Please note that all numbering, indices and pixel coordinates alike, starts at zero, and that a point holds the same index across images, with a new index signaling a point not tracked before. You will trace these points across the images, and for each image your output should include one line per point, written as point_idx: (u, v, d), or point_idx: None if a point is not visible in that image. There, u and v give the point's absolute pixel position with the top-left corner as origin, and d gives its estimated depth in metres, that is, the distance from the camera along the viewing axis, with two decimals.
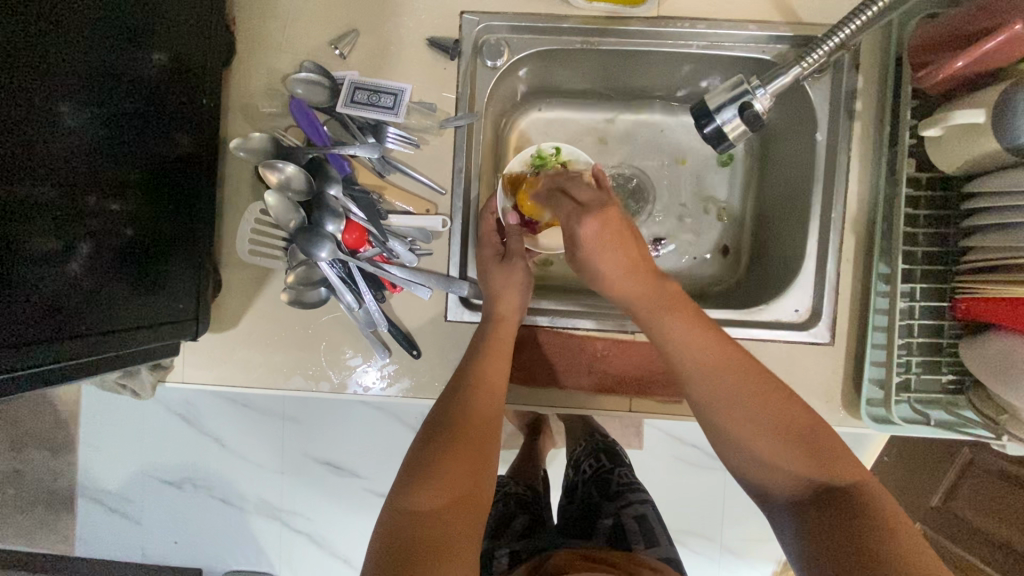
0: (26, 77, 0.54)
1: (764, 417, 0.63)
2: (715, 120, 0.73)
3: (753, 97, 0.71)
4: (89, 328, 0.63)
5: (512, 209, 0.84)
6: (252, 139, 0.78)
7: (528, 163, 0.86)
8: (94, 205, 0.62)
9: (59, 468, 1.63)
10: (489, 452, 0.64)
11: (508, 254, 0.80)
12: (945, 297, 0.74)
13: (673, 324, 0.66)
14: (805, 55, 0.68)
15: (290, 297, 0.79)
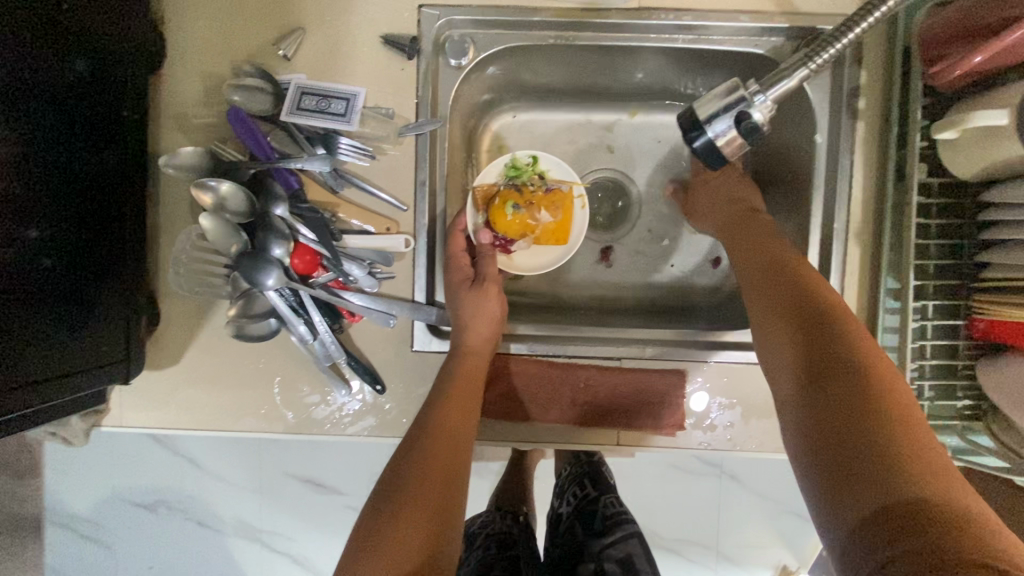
0: None
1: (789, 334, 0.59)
2: (705, 133, 0.64)
3: (753, 105, 0.62)
4: (3, 379, 0.55)
5: (484, 225, 0.76)
6: (182, 153, 0.69)
7: (501, 174, 0.77)
8: (4, 236, 0.54)
9: (20, 496, 1.54)
10: (449, 508, 0.57)
11: (480, 279, 0.72)
12: (960, 314, 0.68)
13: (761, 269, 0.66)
14: (814, 56, 0.59)
15: (232, 331, 0.70)
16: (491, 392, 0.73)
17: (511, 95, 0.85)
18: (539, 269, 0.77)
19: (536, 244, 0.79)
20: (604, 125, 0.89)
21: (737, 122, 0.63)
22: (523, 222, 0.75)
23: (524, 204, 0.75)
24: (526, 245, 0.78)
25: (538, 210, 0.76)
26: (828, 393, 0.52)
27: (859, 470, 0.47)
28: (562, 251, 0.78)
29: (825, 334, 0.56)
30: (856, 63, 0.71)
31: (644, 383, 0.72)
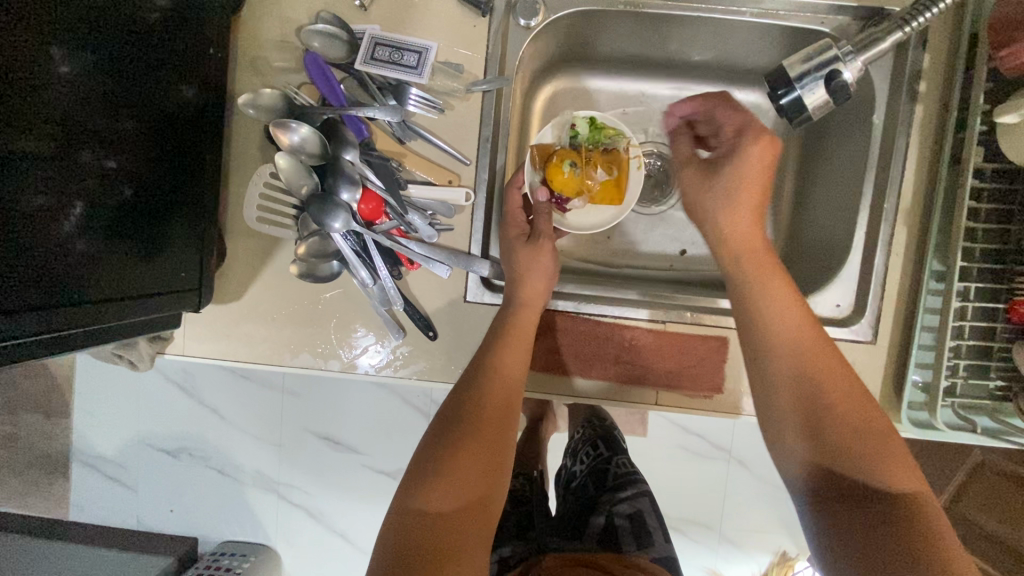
0: (17, 15, 0.49)
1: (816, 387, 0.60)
2: (793, 89, 0.68)
3: (843, 64, 0.66)
4: (81, 294, 0.58)
5: (541, 184, 0.77)
6: (264, 95, 0.72)
7: (562, 133, 0.79)
8: (90, 162, 0.57)
9: (54, 431, 1.60)
10: (500, 442, 0.59)
11: (534, 235, 0.74)
12: (999, 299, 0.70)
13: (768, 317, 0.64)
14: (912, 18, 0.64)
15: (301, 271, 0.74)
16: (538, 347, 0.76)
17: (570, 62, 0.87)
18: (591, 228, 0.79)
19: (591, 204, 0.80)
20: (656, 98, 0.90)
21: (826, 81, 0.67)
22: (580, 179, 0.76)
23: (581, 162, 0.76)
24: (581, 204, 0.79)
25: (595, 168, 0.77)
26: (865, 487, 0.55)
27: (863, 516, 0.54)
28: (616, 212, 0.79)
29: (831, 403, 0.59)
30: (919, 47, 0.72)
31: (687, 346, 0.75)
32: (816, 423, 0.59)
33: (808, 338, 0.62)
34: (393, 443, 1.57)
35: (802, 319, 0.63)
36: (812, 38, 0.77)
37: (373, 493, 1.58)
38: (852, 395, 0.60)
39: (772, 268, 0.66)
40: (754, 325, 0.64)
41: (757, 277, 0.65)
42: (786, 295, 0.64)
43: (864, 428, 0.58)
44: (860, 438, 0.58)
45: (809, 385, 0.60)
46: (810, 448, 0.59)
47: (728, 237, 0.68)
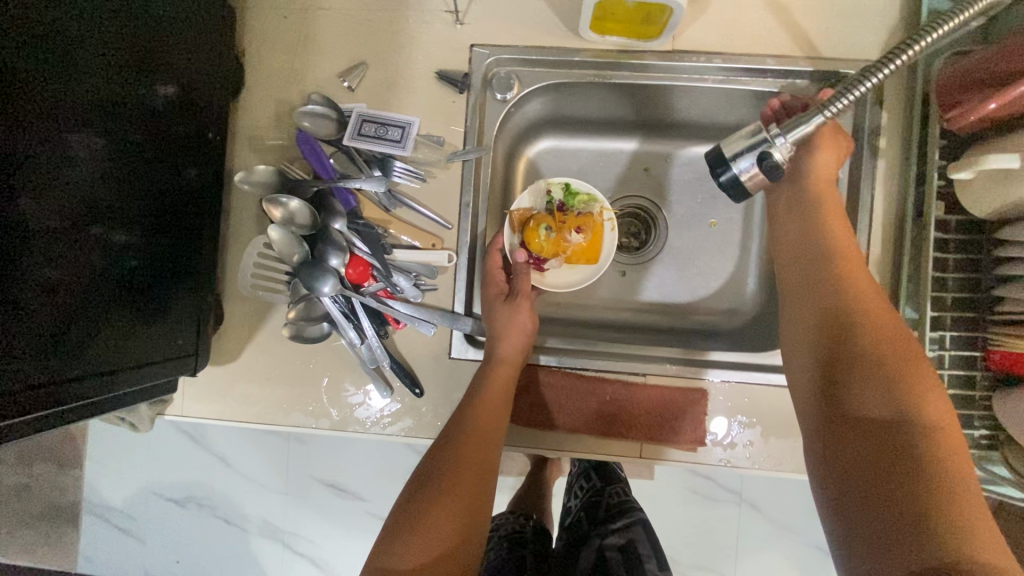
0: (38, 112, 0.54)
1: (850, 329, 0.62)
2: (731, 168, 0.70)
3: (772, 146, 0.67)
4: (82, 364, 0.62)
5: (519, 246, 0.81)
6: (257, 171, 0.77)
7: (538, 197, 0.83)
8: (101, 237, 0.62)
9: (66, 483, 1.65)
10: (475, 494, 0.63)
11: (512, 294, 0.78)
12: (977, 346, 0.70)
13: (811, 265, 0.70)
14: (828, 104, 0.62)
15: (291, 333, 0.77)
16: (518, 403, 0.78)
17: (550, 125, 0.92)
18: (571, 287, 0.83)
19: (568, 264, 0.84)
20: (635, 155, 0.94)
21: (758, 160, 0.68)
22: (554, 243, 0.82)
23: (556, 228, 0.81)
24: (559, 264, 0.83)
25: (569, 230, 0.81)
26: (880, 431, 0.55)
27: (896, 515, 0.51)
28: (593, 270, 0.83)
29: (842, 332, 0.63)
30: (876, 105, 0.76)
31: (668, 398, 0.76)
32: (843, 373, 0.60)
33: (858, 284, 0.66)
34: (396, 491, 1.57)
35: (858, 317, 0.63)
36: (776, 100, 0.81)
37: None
38: (892, 365, 0.58)
39: (848, 253, 0.69)
40: (795, 301, 0.70)
41: (821, 297, 0.67)
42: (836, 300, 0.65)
43: (901, 401, 0.55)
44: (905, 436, 0.54)
45: (838, 372, 0.61)
46: (843, 443, 0.57)
47: (807, 261, 0.72)
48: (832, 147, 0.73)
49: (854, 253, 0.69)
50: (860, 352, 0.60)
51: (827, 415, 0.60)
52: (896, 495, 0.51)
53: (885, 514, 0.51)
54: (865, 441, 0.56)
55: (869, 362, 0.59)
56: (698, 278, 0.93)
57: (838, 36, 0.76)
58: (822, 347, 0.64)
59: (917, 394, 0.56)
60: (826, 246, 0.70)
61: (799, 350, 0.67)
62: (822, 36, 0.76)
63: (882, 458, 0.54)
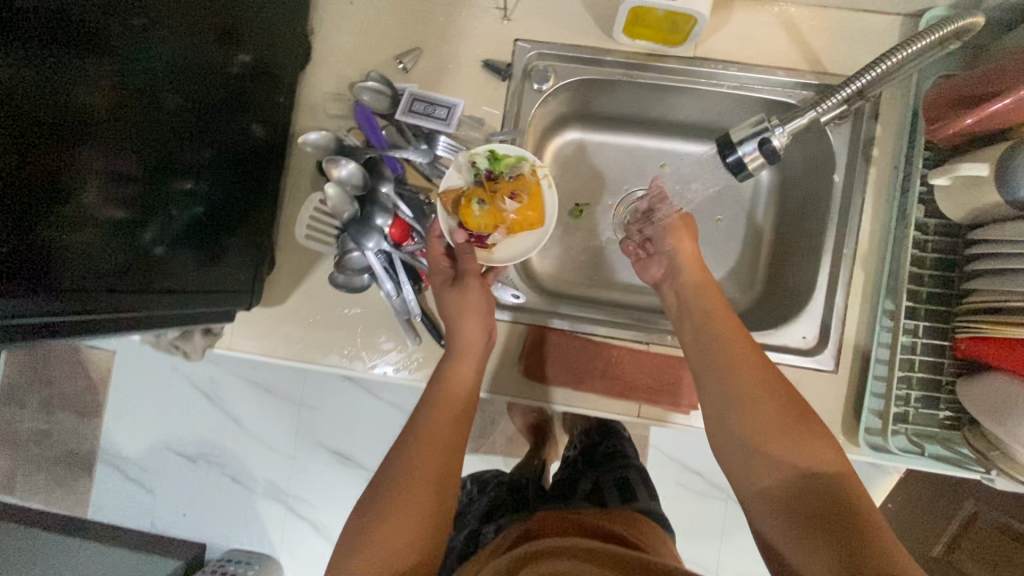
0: (141, 68, 0.61)
1: (760, 400, 0.67)
2: (737, 152, 0.80)
3: (773, 134, 0.77)
4: (159, 290, 0.69)
5: (459, 226, 0.83)
6: (319, 137, 0.87)
7: (465, 172, 0.84)
8: (175, 183, 0.69)
9: (85, 432, 1.74)
10: (448, 453, 0.72)
11: (460, 277, 0.82)
12: (947, 337, 0.79)
13: (712, 335, 0.73)
14: (823, 100, 0.76)
15: (337, 281, 0.86)
16: (533, 360, 0.86)
17: (577, 119, 1.01)
18: (518, 257, 0.85)
19: (512, 235, 0.86)
20: (652, 152, 1.04)
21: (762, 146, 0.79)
22: (490, 215, 0.83)
23: (489, 199, 0.82)
24: (502, 236, 0.86)
25: (504, 199, 0.83)
26: (817, 505, 0.60)
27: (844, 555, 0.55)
28: (539, 234, 0.85)
29: (752, 410, 0.67)
30: (872, 118, 0.85)
31: (666, 365, 0.86)
32: (782, 456, 0.64)
33: (749, 354, 0.71)
34: None
35: (746, 374, 0.69)
36: (783, 108, 0.90)
37: None
38: (779, 418, 0.66)
39: (735, 324, 0.74)
40: (704, 347, 0.73)
41: (712, 356, 0.72)
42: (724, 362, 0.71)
43: (820, 467, 0.62)
44: (839, 511, 0.58)
45: (745, 420, 0.67)
46: (788, 518, 0.61)
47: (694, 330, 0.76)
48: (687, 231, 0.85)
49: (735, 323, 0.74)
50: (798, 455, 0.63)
51: (777, 505, 0.63)
52: (843, 547, 0.55)
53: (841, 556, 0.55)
54: (810, 512, 0.60)
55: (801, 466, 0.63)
56: None
57: (841, 55, 0.86)
58: (752, 414, 0.67)
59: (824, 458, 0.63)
60: (703, 318, 0.76)
61: (711, 397, 0.71)
62: (827, 54, 0.86)
63: (825, 519, 0.58)
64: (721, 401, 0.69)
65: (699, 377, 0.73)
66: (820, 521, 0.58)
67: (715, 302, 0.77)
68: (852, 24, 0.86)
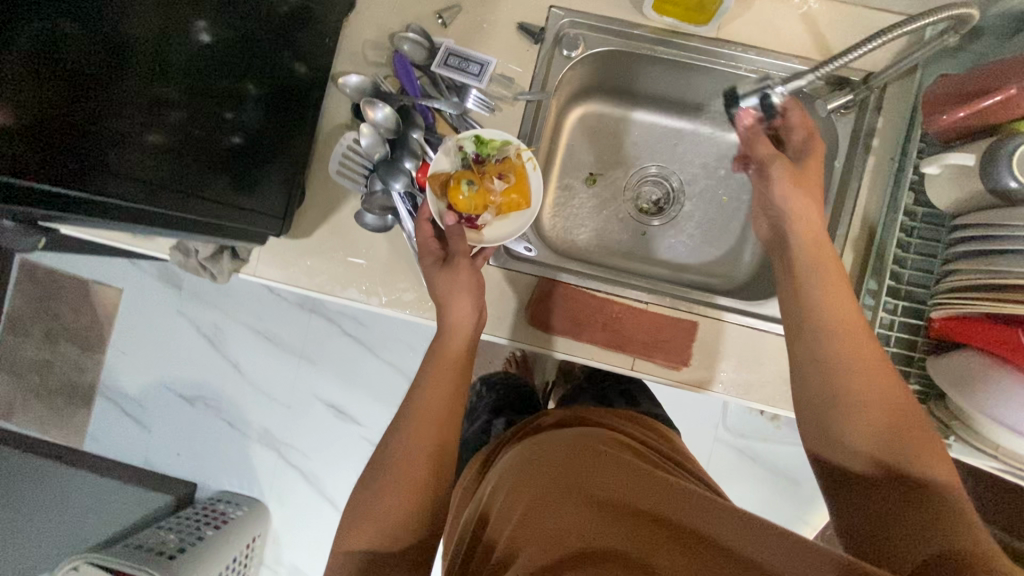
0: None
1: (869, 394, 0.67)
2: (740, 104, 0.92)
3: (772, 90, 0.87)
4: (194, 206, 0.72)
5: (448, 210, 0.87)
6: (357, 80, 0.92)
7: (452, 157, 0.89)
8: (212, 110, 0.72)
9: (88, 364, 1.79)
10: (454, 407, 0.78)
11: (449, 258, 0.83)
12: (922, 317, 0.85)
13: (828, 318, 0.71)
14: (822, 65, 0.82)
15: (360, 218, 0.92)
16: (538, 307, 0.91)
17: (599, 91, 1.07)
18: (508, 237, 0.89)
19: (501, 215, 0.91)
20: (667, 129, 1.10)
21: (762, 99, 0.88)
22: (479, 196, 0.87)
23: (477, 180, 0.86)
24: (491, 217, 0.90)
25: (491, 179, 0.88)
26: (900, 494, 0.62)
27: (919, 538, 0.58)
28: (527, 214, 0.90)
29: (863, 409, 0.66)
30: (875, 110, 0.91)
31: (662, 323, 0.92)
32: (883, 445, 0.65)
33: (869, 347, 0.69)
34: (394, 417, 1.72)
35: (860, 369, 0.68)
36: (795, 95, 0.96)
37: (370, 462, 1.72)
38: (895, 419, 0.65)
39: (852, 315, 0.71)
40: (814, 336, 0.71)
41: (826, 348, 0.70)
42: (836, 335, 0.70)
43: (920, 464, 0.63)
44: (927, 498, 0.60)
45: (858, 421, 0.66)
46: (865, 500, 0.65)
47: (808, 312, 0.73)
48: (810, 192, 0.79)
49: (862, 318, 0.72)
50: (899, 453, 0.64)
51: (863, 489, 0.65)
52: (912, 530, 0.59)
53: (915, 536, 0.58)
54: (893, 498, 0.62)
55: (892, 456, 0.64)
56: (702, 242, 1.08)
57: (853, 49, 0.91)
58: (861, 414, 0.66)
59: (922, 455, 0.63)
60: (828, 297, 0.72)
61: (819, 392, 0.69)
62: (840, 47, 0.92)
63: (911, 506, 0.60)
64: (830, 393, 0.68)
65: (807, 370, 0.71)
66: (900, 506, 0.61)
67: (841, 289, 0.73)
68: (865, 21, 0.91)
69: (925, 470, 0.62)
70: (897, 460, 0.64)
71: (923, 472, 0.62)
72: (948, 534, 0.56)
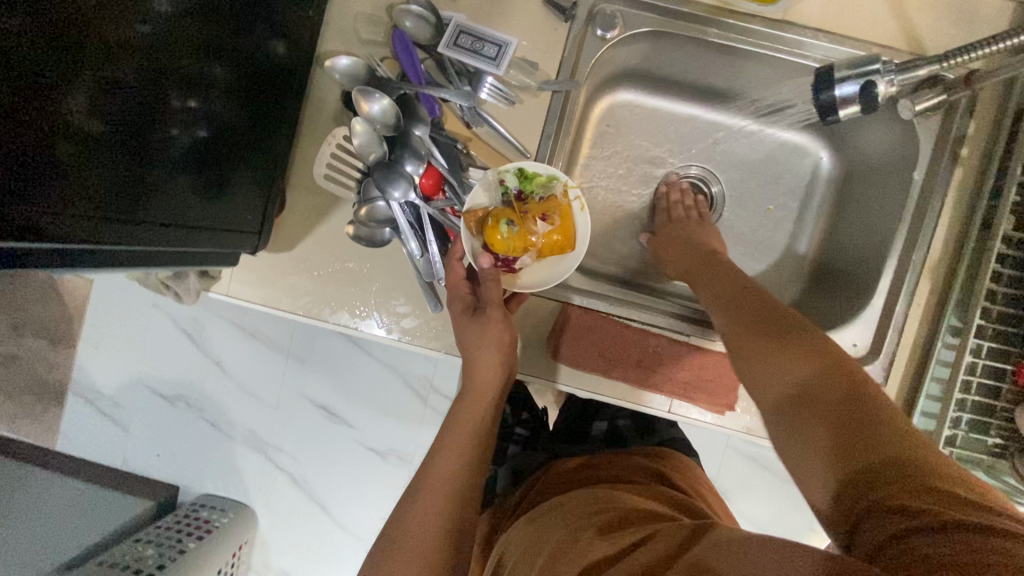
0: None
1: (775, 360, 0.56)
2: (833, 90, 0.71)
3: (880, 78, 0.69)
4: (148, 218, 0.58)
5: (483, 251, 0.76)
6: (348, 62, 0.75)
7: (492, 191, 0.76)
8: (173, 100, 0.58)
9: (56, 360, 1.63)
10: (481, 455, 0.71)
11: (482, 307, 0.75)
12: (1010, 361, 0.73)
13: (718, 316, 0.65)
14: (951, 56, 0.66)
15: (355, 232, 0.77)
16: (561, 341, 0.78)
17: (634, 78, 0.91)
18: (549, 282, 0.77)
19: (542, 258, 0.79)
20: (709, 123, 0.94)
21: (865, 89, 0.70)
22: (520, 238, 0.76)
23: (519, 220, 0.75)
24: (531, 260, 0.78)
25: (533, 220, 0.76)
26: (877, 458, 0.45)
27: (913, 517, 0.40)
28: (572, 258, 0.77)
29: (819, 380, 0.52)
30: (967, 114, 0.77)
31: (706, 360, 0.79)
32: (806, 415, 0.51)
33: (731, 316, 0.63)
34: (389, 423, 1.60)
35: (750, 334, 0.59)
36: None
37: (365, 471, 1.61)
38: (839, 384, 0.51)
39: (743, 293, 0.66)
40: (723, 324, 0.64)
41: (739, 320, 0.62)
42: (755, 316, 0.61)
43: (882, 429, 0.47)
44: (910, 465, 0.44)
45: (816, 397, 0.52)
46: (833, 475, 0.47)
47: (718, 303, 0.67)
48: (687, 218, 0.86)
49: (749, 294, 0.65)
50: (859, 411, 0.49)
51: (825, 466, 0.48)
52: (906, 495, 0.42)
53: (898, 511, 0.41)
54: (875, 465, 0.45)
55: (840, 405, 0.50)
56: (745, 256, 0.95)
57: (946, 37, 0.76)
58: (807, 373, 0.53)
59: (879, 420, 0.48)
60: (726, 295, 0.67)
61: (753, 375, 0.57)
62: (931, 35, 0.77)
63: (894, 476, 0.44)
64: (768, 357, 0.56)
65: (731, 357, 0.61)
66: (877, 471, 0.45)
67: (721, 284, 0.69)
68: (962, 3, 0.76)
69: (886, 436, 0.47)
70: (841, 429, 0.48)
71: (874, 438, 0.47)
72: (951, 502, 0.40)
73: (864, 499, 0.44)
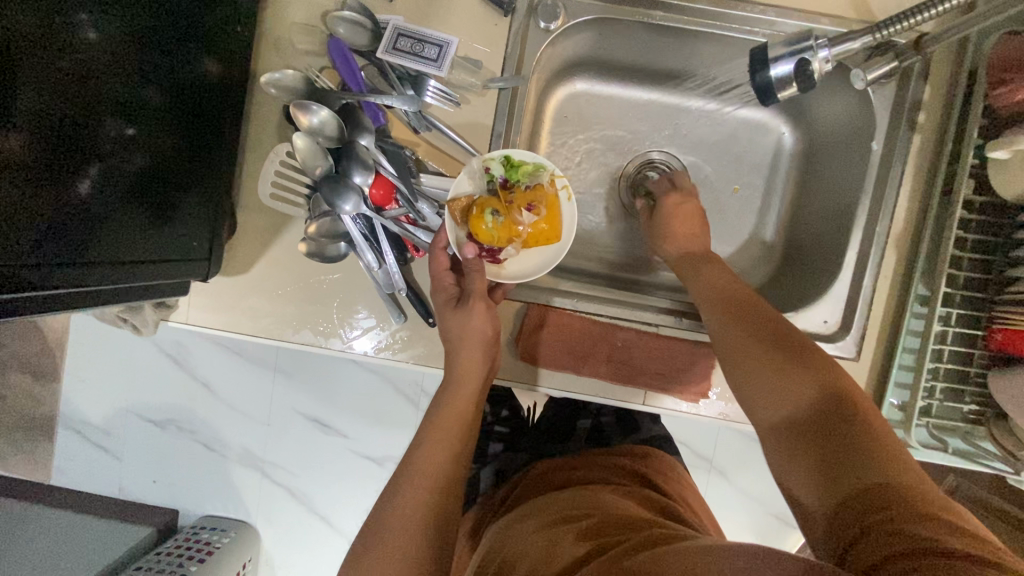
0: None
1: (767, 384, 0.59)
2: (769, 69, 0.69)
3: (813, 54, 0.67)
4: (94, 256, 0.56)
5: (468, 241, 0.74)
6: (285, 75, 0.73)
7: (476, 179, 0.75)
8: (108, 127, 0.56)
9: (41, 394, 1.60)
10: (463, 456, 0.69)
11: (464, 298, 0.73)
12: (978, 326, 0.73)
13: (712, 323, 0.68)
14: (881, 27, 0.64)
15: (310, 249, 0.75)
16: (536, 341, 0.78)
17: (585, 67, 0.89)
18: (532, 273, 0.77)
19: (525, 248, 0.78)
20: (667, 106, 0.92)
21: (800, 65, 0.68)
22: (505, 228, 0.74)
23: (504, 210, 0.73)
24: (515, 251, 0.77)
25: (520, 211, 0.74)
26: (857, 490, 0.49)
27: (883, 541, 0.44)
28: (556, 250, 0.77)
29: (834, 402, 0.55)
30: (920, 78, 0.75)
31: (675, 350, 0.78)
32: (801, 438, 0.56)
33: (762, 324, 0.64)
34: (381, 430, 1.59)
35: (774, 352, 0.61)
36: None
37: (360, 479, 1.60)
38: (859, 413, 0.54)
39: (730, 305, 0.67)
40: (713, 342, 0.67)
41: (724, 336, 0.65)
42: (741, 331, 0.64)
43: (873, 454, 0.50)
44: (888, 490, 0.47)
45: (819, 419, 0.55)
46: (823, 505, 0.51)
47: (704, 312, 0.69)
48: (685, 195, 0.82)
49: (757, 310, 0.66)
50: (843, 434, 0.53)
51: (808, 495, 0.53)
52: (883, 526, 0.45)
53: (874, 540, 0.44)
54: (849, 496, 0.49)
55: (829, 428, 0.54)
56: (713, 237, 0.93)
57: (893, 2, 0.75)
58: (788, 398, 0.58)
59: (870, 446, 0.51)
60: (716, 299, 0.69)
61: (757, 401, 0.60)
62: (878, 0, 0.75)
63: (872, 509, 0.47)
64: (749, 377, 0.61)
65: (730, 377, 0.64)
66: (857, 505, 0.48)
67: (711, 292, 0.70)
68: None
69: (874, 457, 0.50)
70: (843, 453, 0.52)
71: (865, 462, 0.50)
72: (919, 527, 0.43)
73: (844, 530, 0.48)
